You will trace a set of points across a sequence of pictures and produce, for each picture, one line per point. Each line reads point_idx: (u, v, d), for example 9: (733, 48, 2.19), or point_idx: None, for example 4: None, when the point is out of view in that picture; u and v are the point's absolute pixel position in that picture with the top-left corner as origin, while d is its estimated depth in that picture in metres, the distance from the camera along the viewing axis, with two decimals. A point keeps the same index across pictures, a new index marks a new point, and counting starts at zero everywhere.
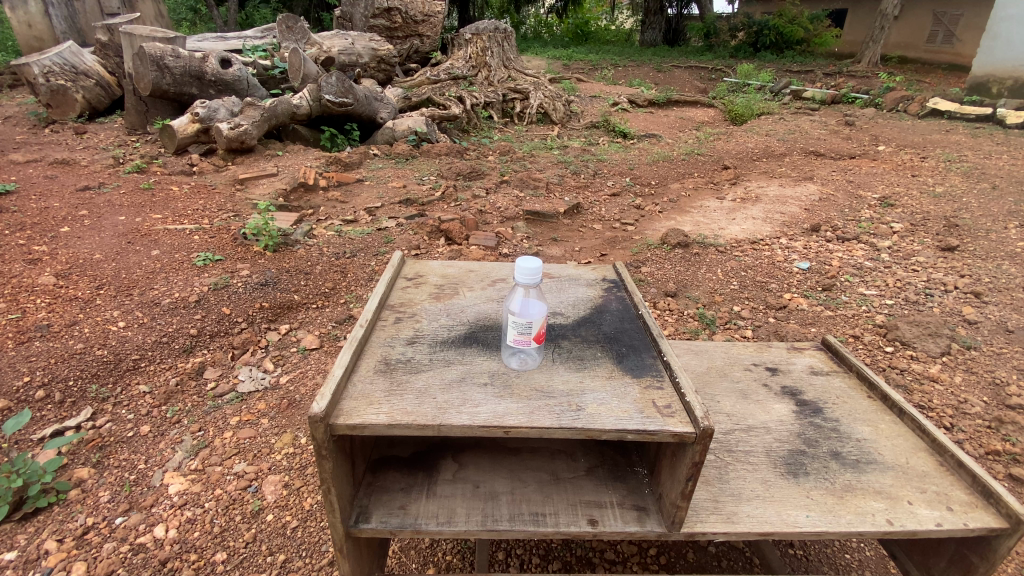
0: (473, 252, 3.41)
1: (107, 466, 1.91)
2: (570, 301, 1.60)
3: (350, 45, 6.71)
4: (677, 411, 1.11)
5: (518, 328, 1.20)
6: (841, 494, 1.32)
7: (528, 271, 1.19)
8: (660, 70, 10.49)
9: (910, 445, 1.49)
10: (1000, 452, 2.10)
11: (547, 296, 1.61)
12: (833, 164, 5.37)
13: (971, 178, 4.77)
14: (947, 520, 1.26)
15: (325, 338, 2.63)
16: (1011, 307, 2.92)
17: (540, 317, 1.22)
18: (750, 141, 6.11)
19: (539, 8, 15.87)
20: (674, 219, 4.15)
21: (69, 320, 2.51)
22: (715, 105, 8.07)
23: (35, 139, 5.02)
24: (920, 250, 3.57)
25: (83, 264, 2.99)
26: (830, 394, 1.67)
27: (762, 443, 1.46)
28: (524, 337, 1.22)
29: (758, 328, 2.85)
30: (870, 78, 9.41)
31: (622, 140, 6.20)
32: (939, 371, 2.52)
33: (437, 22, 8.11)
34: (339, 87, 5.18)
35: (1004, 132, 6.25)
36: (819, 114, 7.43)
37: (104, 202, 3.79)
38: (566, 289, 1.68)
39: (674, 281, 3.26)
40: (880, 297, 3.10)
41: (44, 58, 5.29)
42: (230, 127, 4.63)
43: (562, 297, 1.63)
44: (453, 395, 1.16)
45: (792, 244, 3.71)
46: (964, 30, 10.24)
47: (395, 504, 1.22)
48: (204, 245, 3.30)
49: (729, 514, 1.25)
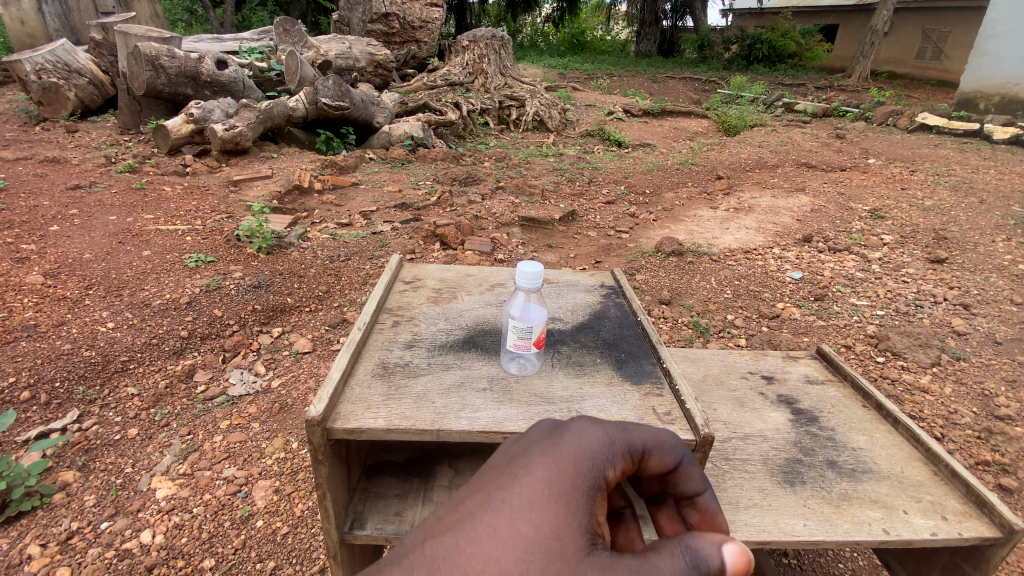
0: (468, 257, 3.40)
1: (92, 469, 1.87)
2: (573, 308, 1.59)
3: (346, 49, 6.71)
4: (677, 418, 1.11)
5: (518, 333, 1.19)
6: (838, 503, 1.32)
7: (530, 275, 1.18)
8: (654, 80, 10.56)
9: (905, 455, 1.50)
10: (990, 463, 2.12)
11: (550, 301, 1.60)
12: (824, 176, 5.42)
13: (959, 193, 4.82)
14: (942, 529, 1.26)
15: (318, 342, 2.60)
16: (999, 320, 2.96)
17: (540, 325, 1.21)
18: (743, 152, 6.16)
19: (535, 18, 15.97)
20: (668, 228, 4.17)
21: (57, 320, 2.48)
22: (708, 116, 8.14)
23: (25, 136, 4.97)
24: (910, 262, 3.60)
25: (72, 263, 2.96)
26: (826, 403, 1.67)
27: (759, 451, 1.46)
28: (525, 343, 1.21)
29: (752, 337, 2.87)
30: (860, 92, 9.52)
31: (616, 148, 6.23)
32: (930, 382, 2.54)
33: (435, 28, 8.12)
34: (336, 91, 5.14)
35: (991, 148, 6.35)
36: (810, 127, 7.52)
37: (95, 202, 3.75)
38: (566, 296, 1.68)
39: (668, 289, 3.27)
40: (871, 308, 3.12)
41: (36, 56, 5.25)
42: (225, 128, 4.60)
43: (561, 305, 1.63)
44: (451, 400, 1.15)
45: (784, 254, 3.73)
46: (952, 47, 10.41)
47: (390, 510, 1.21)
48: (196, 246, 3.27)
49: (727, 523, 1.25)
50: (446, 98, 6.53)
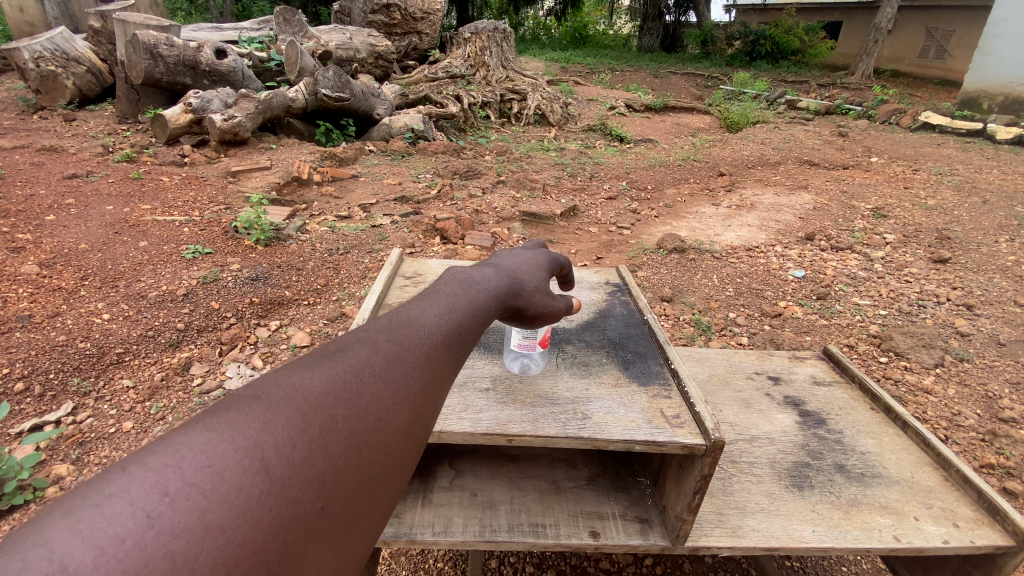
0: (468, 252, 3.36)
1: (87, 463, 1.84)
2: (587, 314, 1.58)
3: (347, 39, 6.63)
4: (686, 422, 1.07)
5: (522, 333, 1.16)
6: (847, 509, 1.29)
7: None
8: (656, 75, 10.48)
9: (915, 460, 1.46)
10: (994, 466, 2.09)
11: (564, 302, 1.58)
12: (826, 174, 5.37)
13: (962, 192, 4.78)
14: (954, 537, 1.23)
15: (316, 335, 2.54)
16: (1002, 321, 2.93)
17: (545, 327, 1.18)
18: (745, 149, 6.10)
19: (537, 10, 15.82)
20: (669, 225, 4.13)
21: (52, 311, 2.44)
22: (710, 112, 8.07)
23: (22, 124, 4.91)
24: (913, 262, 3.56)
25: (68, 254, 2.92)
26: (833, 405, 1.64)
27: (765, 454, 1.43)
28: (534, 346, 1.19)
29: (754, 336, 2.83)
30: (863, 90, 9.46)
31: (618, 144, 6.17)
32: (933, 383, 2.51)
33: (436, 20, 8.03)
34: (336, 82, 5.07)
35: (994, 148, 6.30)
36: (813, 124, 7.46)
37: (91, 191, 3.70)
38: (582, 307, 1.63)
39: (670, 286, 3.23)
40: (873, 307, 3.09)
41: (34, 43, 5.20)
42: (223, 118, 4.54)
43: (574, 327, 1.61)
44: (453, 401, 1.11)
45: (787, 253, 3.69)
46: (956, 46, 10.33)
47: (389, 512, 1.17)
48: (193, 237, 3.22)
49: (735, 528, 1.21)
50: (447, 91, 6.47)
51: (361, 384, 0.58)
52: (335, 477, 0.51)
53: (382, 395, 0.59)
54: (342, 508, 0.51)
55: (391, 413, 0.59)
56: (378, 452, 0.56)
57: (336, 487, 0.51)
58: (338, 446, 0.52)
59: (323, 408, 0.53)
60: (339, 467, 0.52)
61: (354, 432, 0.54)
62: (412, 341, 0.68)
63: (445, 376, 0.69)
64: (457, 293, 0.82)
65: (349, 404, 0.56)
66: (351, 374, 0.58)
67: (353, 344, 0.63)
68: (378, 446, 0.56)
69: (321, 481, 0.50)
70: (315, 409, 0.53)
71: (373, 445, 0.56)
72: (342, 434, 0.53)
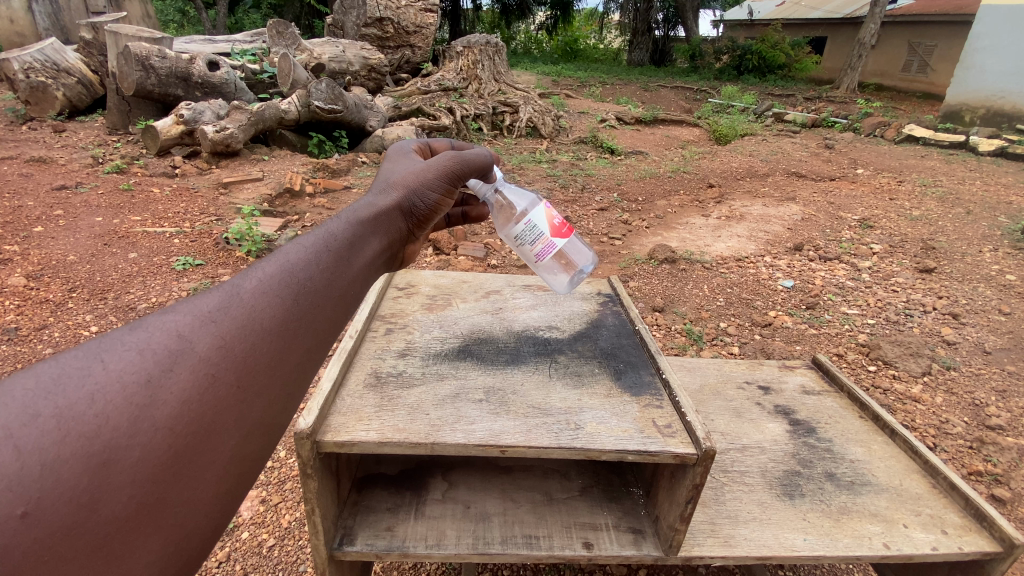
0: (460, 263, 3.39)
1: None
2: (586, 253, 1.57)
3: (341, 52, 6.70)
4: (677, 431, 1.08)
5: (537, 234, 1.33)
6: (837, 516, 1.30)
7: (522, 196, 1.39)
8: (646, 89, 10.59)
9: (903, 467, 1.48)
10: (982, 473, 2.12)
11: (546, 272, 1.52)
12: (814, 186, 5.45)
13: (946, 203, 4.86)
14: (942, 543, 1.25)
15: None
16: (987, 330, 2.98)
17: (543, 214, 1.32)
18: (734, 161, 6.18)
19: (528, 25, 15.89)
20: (660, 235, 4.17)
21: (38, 324, 2.51)
22: (699, 125, 8.15)
23: (11, 136, 4.90)
24: (899, 271, 3.61)
25: (56, 265, 2.96)
26: (822, 414, 1.65)
27: (757, 463, 1.44)
28: (546, 243, 1.34)
29: (745, 345, 2.86)
30: (848, 104, 9.60)
31: (609, 156, 6.21)
32: (921, 392, 2.53)
33: (429, 33, 8.09)
34: (329, 93, 5.10)
35: (977, 159, 6.43)
36: (800, 137, 7.55)
37: (81, 202, 3.69)
38: (574, 262, 1.58)
39: (662, 296, 3.26)
40: (862, 316, 3.13)
41: (24, 54, 5.12)
42: (216, 130, 4.53)
43: (579, 268, 1.59)
44: (446, 412, 1.12)
45: (776, 263, 3.73)
46: (938, 60, 10.52)
47: (382, 525, 1.17)
48: (183, 249, 3.22)
49: (726, 538, 1.22)
50: (439, 103, 6.59)
51: (107, 371, 0.55)
52: (60, 483, 0.49)
53: (137, 376, 0.57)
54: (108, 504, 0.52)
55: (153, 397, 0.57)
56: (136, 446, 0.54)
57: (60, 497, 0.49)
58: (62, 449, 0.50)
59: (45, 407, 0.51)
60: (64, 473, 0.50)
61: (92, 427, 0.52)
62: (214, 304, 0.68)
63: (261, 326, 0.69)
64: (289, 253, 0.81)
65: (80, 397, 0.53)
66: (99, 362, 0.56)
67: (130, 326, 0.62)
68: (133, 438, 0.54)
69: (30, 492, 0.48)
70: (29, 413, 0.50)
71: (126, 439, 0.54)
72: (72, 430, 0.51)
